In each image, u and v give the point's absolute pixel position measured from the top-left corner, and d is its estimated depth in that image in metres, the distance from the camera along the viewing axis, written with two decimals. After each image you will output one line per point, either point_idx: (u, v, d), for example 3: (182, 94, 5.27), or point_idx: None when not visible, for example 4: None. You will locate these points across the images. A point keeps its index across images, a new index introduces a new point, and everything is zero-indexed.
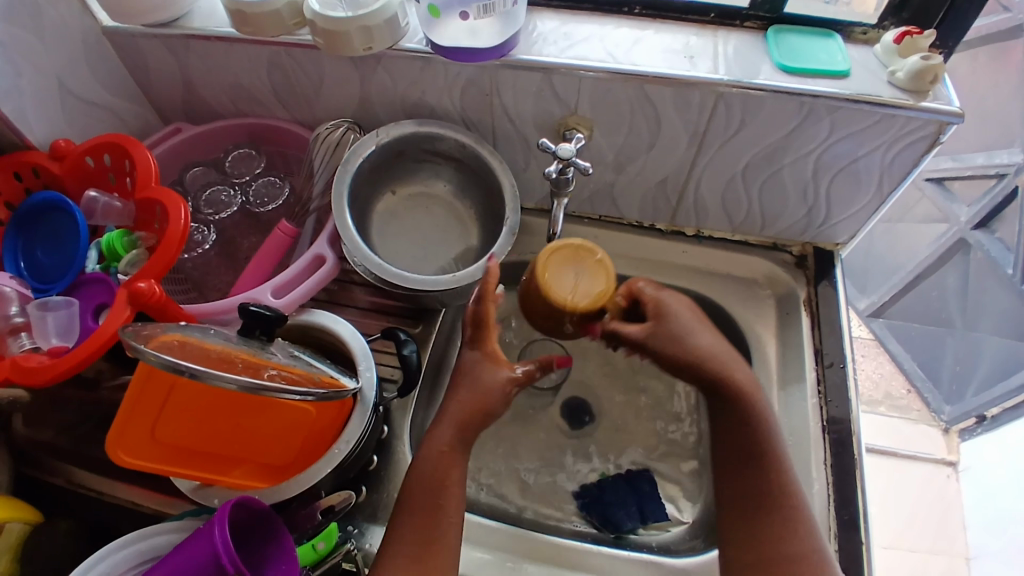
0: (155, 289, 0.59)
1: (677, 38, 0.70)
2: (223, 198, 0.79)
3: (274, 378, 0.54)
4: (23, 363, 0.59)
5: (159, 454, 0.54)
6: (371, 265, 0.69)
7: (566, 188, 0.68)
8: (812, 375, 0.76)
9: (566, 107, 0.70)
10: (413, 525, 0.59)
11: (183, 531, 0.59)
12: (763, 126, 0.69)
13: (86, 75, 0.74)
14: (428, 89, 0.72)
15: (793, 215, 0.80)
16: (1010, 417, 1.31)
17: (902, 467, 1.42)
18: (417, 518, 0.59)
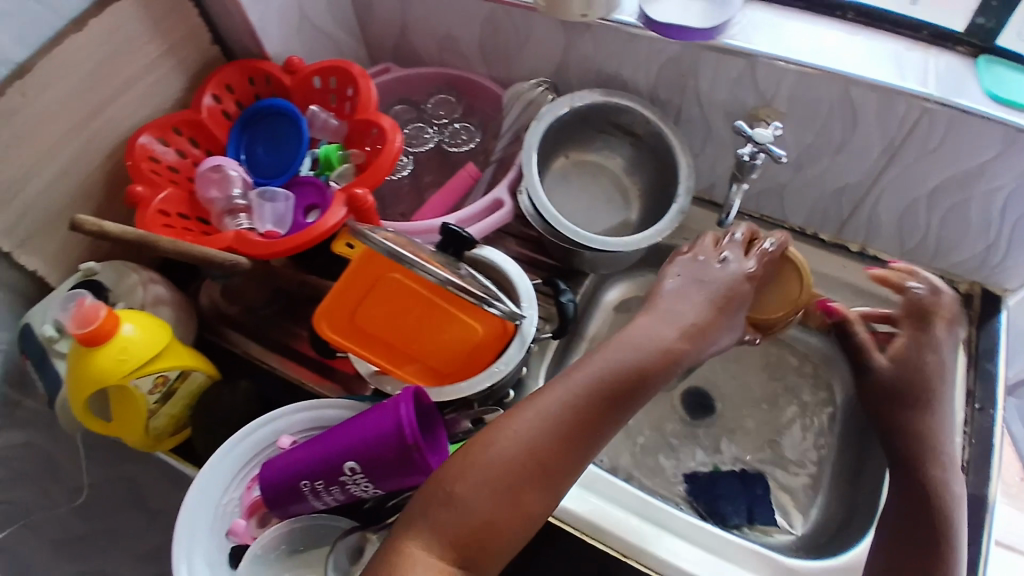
0: (368, 200, 0.66)
1: (886, 49, 0.70)
2: (423, 136, 0.87)
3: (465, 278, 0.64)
4: (247, 237, 0.67)
5: (352, 334, 0.64)
6: (545, 214, 0.74)
7: (750, 173, 0.69)
8: (959, 416, 0.74)
9: (762, 97, 0.72)
10: (593, 396, 0.55)
11: (351, 410, 0.65)
12: (962, 150, 0.68)
13: (321, 6, 0.82)
14: (626, 63, 0.76)
15: (968, 248, 0.78)
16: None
17: None
18: (602, 395, 0.55)
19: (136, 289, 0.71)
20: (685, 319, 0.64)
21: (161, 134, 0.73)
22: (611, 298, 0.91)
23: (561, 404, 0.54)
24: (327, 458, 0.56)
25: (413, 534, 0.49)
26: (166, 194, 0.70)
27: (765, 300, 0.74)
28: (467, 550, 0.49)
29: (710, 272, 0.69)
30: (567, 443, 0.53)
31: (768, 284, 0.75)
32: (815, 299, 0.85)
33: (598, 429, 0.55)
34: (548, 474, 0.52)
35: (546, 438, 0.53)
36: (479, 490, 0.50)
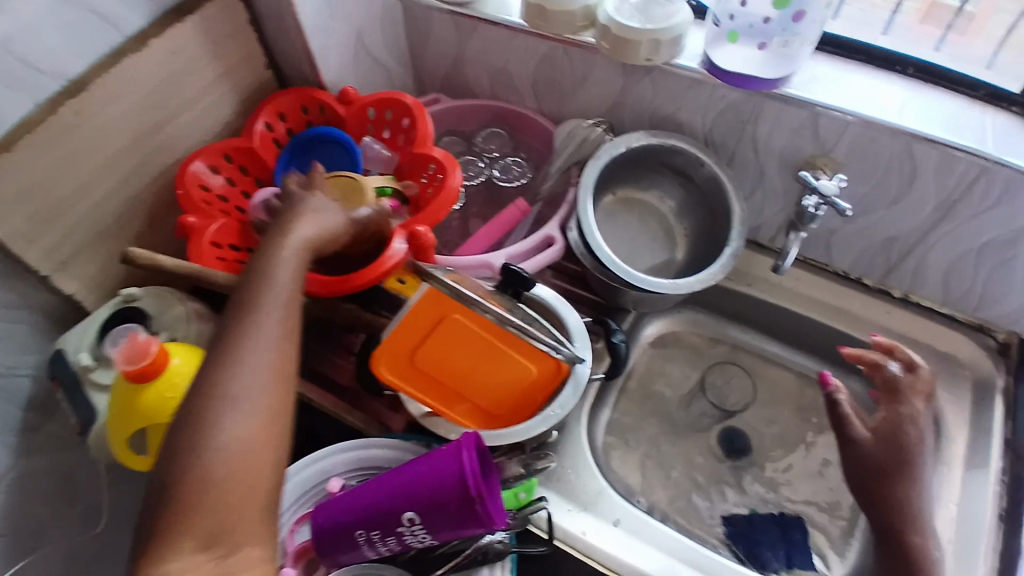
0: (428, 238, 0.66)
1: (945, 107, 0.71)
2: (474, 168, 0.87)
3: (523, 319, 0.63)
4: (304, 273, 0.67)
5: (407, 374, 0.63)
6: (602, 254, 0.74)
7: (808, 222, 0.70)
8: (997, 465, 0.73)
9: (819, 146, 0.72)
10: (252, 315, 0.48)
11: (397, 449, 0.64)
12: (1016, 210, 0.68)
13: (378, 34, 0.83)
14: (685, 106, 0.76)
15: (1012, 304, 0.78)
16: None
17: None
18: (249, 310, 0.48)
19: (180, 320, 0.70)
20: (319, 221, 0.57)
21: (213, 162, 0.73)
22: (649, 333, 0.93)
23: (231, 337, 0.47)
24: (387, 508, 0.56)
25: (155, 553, 0.40)
26: (219, 224, 0.71)
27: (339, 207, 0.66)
28: (212, 531, 0.41)
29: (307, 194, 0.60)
30: (221, 363, 0.45)
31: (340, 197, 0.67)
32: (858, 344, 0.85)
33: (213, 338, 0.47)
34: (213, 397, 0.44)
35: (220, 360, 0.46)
36: (188, 473, 0.42)
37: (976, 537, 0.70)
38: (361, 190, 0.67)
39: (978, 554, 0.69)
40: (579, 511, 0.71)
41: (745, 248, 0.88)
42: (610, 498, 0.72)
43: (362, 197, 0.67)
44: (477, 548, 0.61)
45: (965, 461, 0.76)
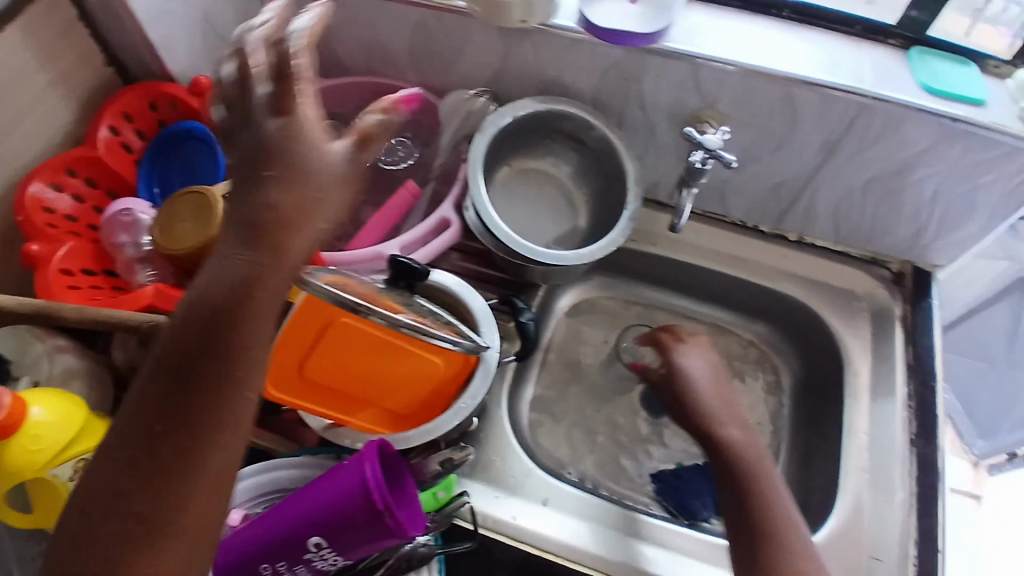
0: None
1: (824, 47, 0.70)
2: (355, 153, 0.81)
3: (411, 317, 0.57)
4: (170, 291, 0.62)
5: (300, 387, 0.59)
6: (501, 233, 0.71)
7: (698, 178, 0.69)
8: (903, 391, 0.76)
9: (704, 99, 0.71)
10: (189, 398, 0.41)
11: (303, 467, 0.62)
12: (895, 144, 0.70)
13: (228, 13, 0.75)
14: (568, 68, 0.73)
15: (901, 233, 0.80)
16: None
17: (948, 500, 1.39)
18: (188, 392, 0.41)
19: (42, 360, 0.65)
20: (319, 221, 0.46)
21: (54, 179, 0.65)
22: (564, 304, 0.93)
23: (166, 426, 0.41)
24: (288, 531, 0.53)
25: None
26: (68, 249, 0.64)
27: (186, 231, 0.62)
28: None
29: (306, 151, 0.45)
30: (173, 468, 0.40)
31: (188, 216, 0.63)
32: (762, 290, 0.86)
33: (160, 413, 0.41)
34: (166, 457, 0.40)
35: (163, 403, 0.41)
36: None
37: (889, 463, 0.73)
38: (207, 203, 0.62)
39: (890, 478, 0.73)
40: (507, 495, 0.69)
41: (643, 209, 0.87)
42: (538, 477, 0.71)
43: (212, 210, 0.62)
44: (401, 556, 0.60)
45: (871, 391, 0.78)
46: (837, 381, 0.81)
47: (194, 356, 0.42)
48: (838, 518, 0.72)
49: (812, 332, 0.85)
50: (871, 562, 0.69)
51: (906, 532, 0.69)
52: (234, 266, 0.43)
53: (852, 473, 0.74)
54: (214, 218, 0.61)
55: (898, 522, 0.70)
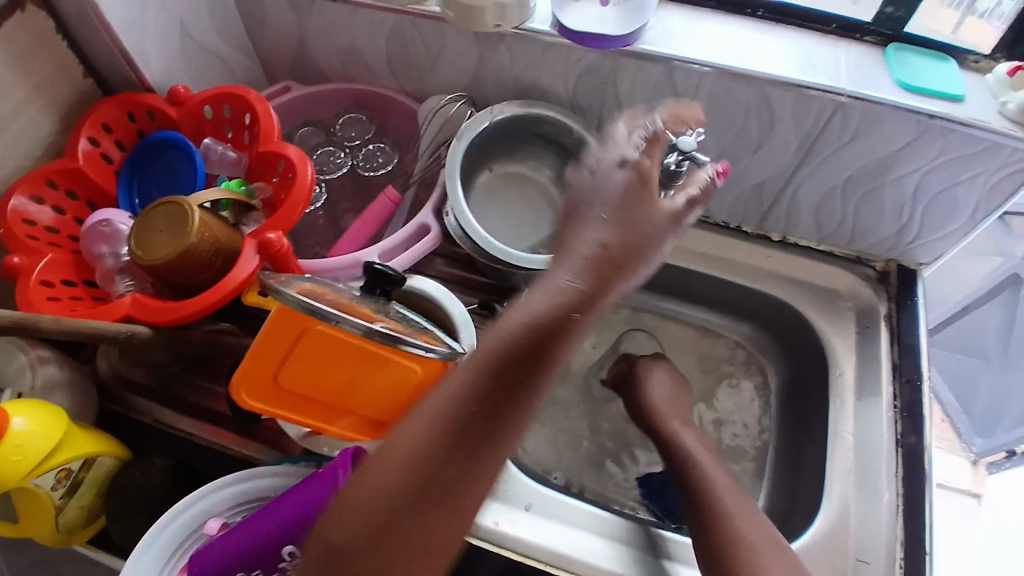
0: (283, 243, 0.60)
1: (800, 46, 0.70)
2: (334, 160, 0.81)
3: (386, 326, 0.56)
4: (146, 302, 0.62)
5: (272, 397, 0.58)
6: (477, 237, 0.71)
7: (675, 182, 0.69)
8: (888, 390, 0.76)
9: (680, 101, 0.71)
10: (499, 400, 0.48)
11: (282, 476, 0.62)
12: (873, 142, 0.70)
13: (205, 22, 0.75)
14: (545, 72, 0.73)
15: (883, 231, 0.80)
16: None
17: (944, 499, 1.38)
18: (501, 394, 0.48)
19: (26, 372, 0.64)
20: (589, 239, 0.54)
21: (34, 192, 0.66)
22: None
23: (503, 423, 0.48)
24: (261, 543, 0.53)
25: None
26: (47, 260, 0.64)
27: (164, 239, 0.61)
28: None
29: (597, 204, 0.57)
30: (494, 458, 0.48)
31: (167, 224, 0.62)
32: (746, 291, 0.86)
33: (489, 415, 0.48)
34: (480, 457, 0.47)
35: (471, 402, 0.47)
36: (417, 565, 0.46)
37: (874, 464, 0.73)
38: (185, 211, 0.61)
39: (878, 479, 0.72)
40: (491, 501, 0.69)
41: None
42: (522, 481, 0.71)
43: (186, 221, 0.60)
44: None
45: (856, 391, 0.78)
46: (823, 381, 0.81)
47: (480, 379, 0.48)
48: (823, 521, 0.72)
49: (796, 332, 0.85)
50: (857, 564, 0.69)
51: (893, 535, 0.68)
52: (560, 293, 0.50)
53: (837, 474, 0.74)
54: (187, 227, 0.60)
55: (885, 528, 0.69)
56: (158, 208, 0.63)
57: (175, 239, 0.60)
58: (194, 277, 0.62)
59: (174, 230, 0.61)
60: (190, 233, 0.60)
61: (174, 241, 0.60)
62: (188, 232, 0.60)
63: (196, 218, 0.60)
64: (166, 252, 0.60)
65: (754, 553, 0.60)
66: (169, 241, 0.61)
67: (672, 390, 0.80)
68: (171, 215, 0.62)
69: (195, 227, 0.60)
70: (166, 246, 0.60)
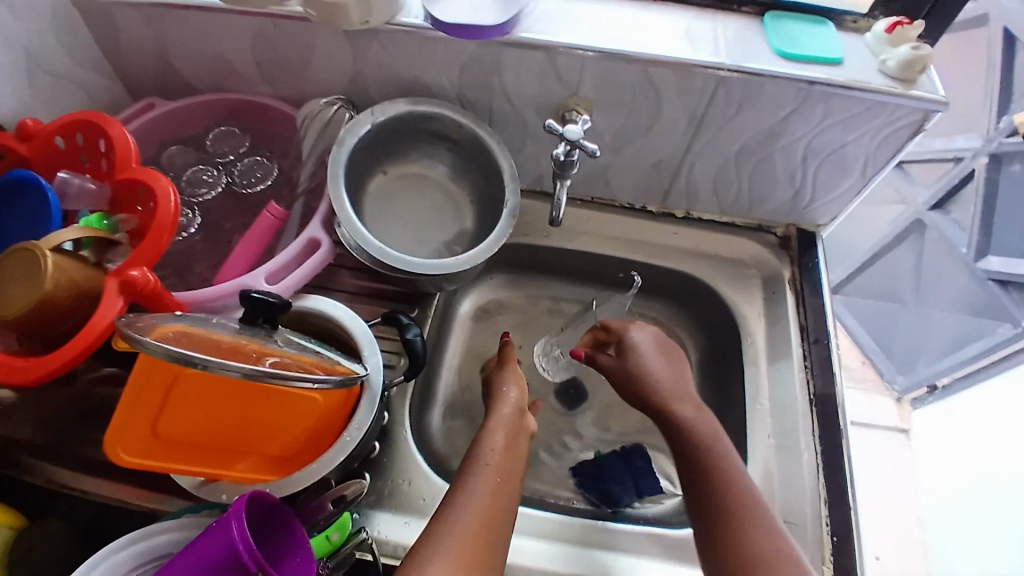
0: (149, 278, 0.56)
1: (679, 21, 0.69)
2: (203, 179, 0.76)
3: (269, 364, 0.52)
4: (5, 362, 0.56)
5: (153, 450, 0.52)
6: (371, 248, 0.67)
7: (569, 170, 0.67)
8: (798, 352, 0.78)
9: (567, 87, 0.69)
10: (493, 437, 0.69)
11: (183, 529, 0.58)
12: (760, 112, 0.70)
13: (53, 44, 0.68)
14: (427, 67, 0.70)
15: (780, 197, 0.81)
16: (984, 374, 1.28)
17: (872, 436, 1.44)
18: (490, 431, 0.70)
19: None
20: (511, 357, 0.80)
21: None
22: (465, 310, 0.90)
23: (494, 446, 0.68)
24: None
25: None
26: None
27: (19, 290, 0.56)
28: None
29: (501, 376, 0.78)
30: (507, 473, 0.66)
31: (20, 274, 0.56)
32: (658, 270, 0.86)
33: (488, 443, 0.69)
34: (502, 480, 0.65)
35: (508, 465, 0.66)
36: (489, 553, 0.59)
37: (793, 425, 0.75)
38: (36, 256, 0.56)
39: (798, 441, 0.74)
40: (417, 518, 0.67)
41: (533, 200, 0.85)
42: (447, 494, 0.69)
43: (38, 266, 0.55)
44: None
45: (769, 356, 0.80)
46: (734, 347, 0.82)
47: (509, 454, 0.68)
48: None
49: (710, 304, 0.86)
50: (788, 525, 0.69)
51: (817, 494, 0.70)
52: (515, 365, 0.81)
53: (759, 440, 0.76)
54: (39, 273, 0.55)
55: (808, 487, 0.71)
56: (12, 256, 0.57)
57: (29, 287, 0.55)
58: (58, 326, 0.58)
59: (28, 278, 0.56)
60: (44, 279, 0.55)
61: (29, 290, 0.55)
62: (42, 278, 0.55)
63: (49, 261, 0.56)
64: (22, 303, 0.55)
65: (750, 544, 0.59)
66: (24, 291, 0.56)
67: (657, 350, 0.78)
68: (23, 262, 0.56)
69: (49, 272, 0.55)
70: (22, 297, 0.55)
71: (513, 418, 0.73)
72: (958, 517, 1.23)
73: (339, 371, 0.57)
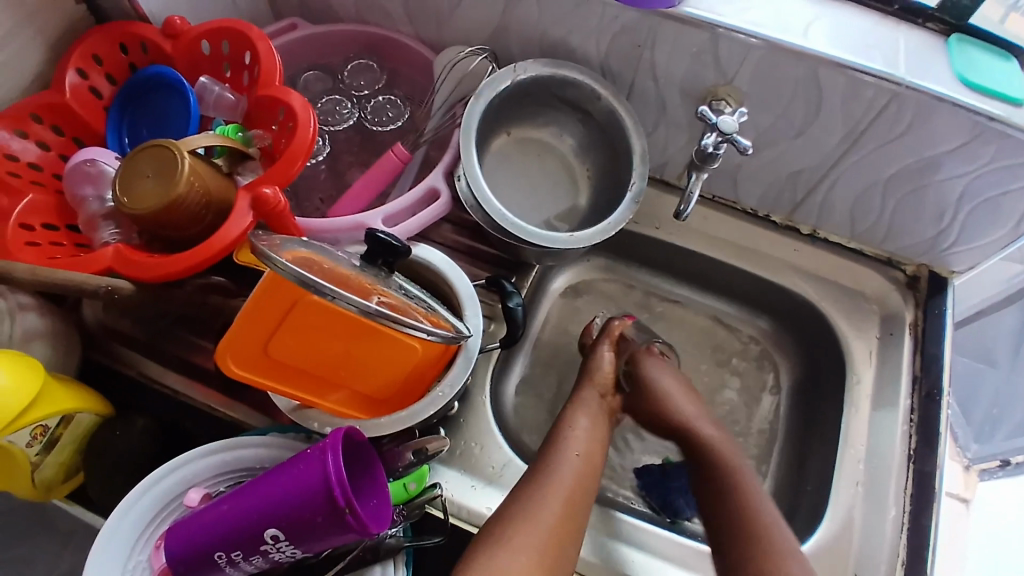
0: (280, 200, 0.56)
1: (858, 24, 0.64)
2: (340, 111, 0.75)
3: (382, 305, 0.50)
4: (130, 256, 0.57)
5: (261, 366, 0.53)
6: (491, 209, 0.65)
7: (710, 162, 0.64)
8: (906, 403, 0.73)
9: (722, 75, 0.65)
10: (585, 417, 0.69)
11: (269, 447, 0.58)
12: (925, 138, 0.64)
13: None
14: (577, 30, 0.67)
15: (919, 234, 0.75)
16: None
17: None
18: (583, 409, 0.70)
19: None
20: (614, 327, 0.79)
21: (19, 127, 0.61)
22: (558, 285, 0.87)
23: (582, 425, 0.68)
24: (247, 525, 0.49)
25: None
26: (29, 203, 0.61)
27: (151, 187, 0.56)
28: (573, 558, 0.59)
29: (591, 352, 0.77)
30: (590, 453, 0.65)
31: (154, 172, 0.57)
32: (764, 284, 0.82)
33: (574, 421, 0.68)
34: (585, 457, 0.65)
35: (592, 455, 0.65)
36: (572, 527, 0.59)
37: (883, 475, 0.71)
38: (172, 157, 0.56)
39: (887, 497, 0.70)
40: (484, 485, 0.66)
41: (652, 189, 0.82)
42: (517, 468, 0.67)
43: (175, 166, 0.55)
44: (367, 546, 0.58)
45: (872, 400, 0.75)
46: (837, 381, 0.78)
47: (594, 444, 0.67)
48: (823, 532, 0.70)
49: (814, 331, 0.82)
50: None
51: (895, 552, 0.67)
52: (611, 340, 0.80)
53: (844, 484, 0.72)
54: (175, 174, 0.55)
55: (887, 542, 0.67)
56: (150, 152, 0.57)
57: (162, 187, 0.55)
58: (183, 229, 0.58)
59: (162, 177, 0.56)
60: (177, 181, 0.55)
61: (161, 189, 0.55)
62: (176, 180, 0.55)
63: (185, 165, 0.55)
64: (152, 201, 0.55)
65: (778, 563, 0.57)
66: (156, 189, 0.56)
67: (681, 388, 0.73)
68: (159, 162, 0.57)
69: (183, 176, 0.55)
70: (153, 195, 0.55)
71: (597, 408, 0.71)
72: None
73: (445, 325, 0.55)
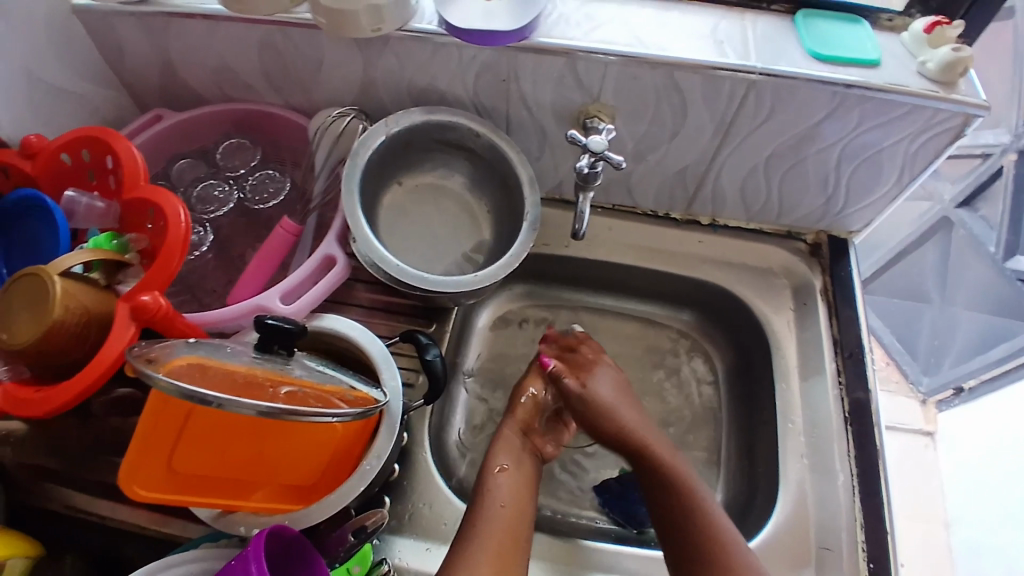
0: (161, 302, 0.55)
1: (705, 22, 0.66)
2: (215, 195, 0.74)
3: (284, 397, 0.49)
4: (19, 394, 0.54)
5: (171, 486, 0.50)
6: (388, 267, 0.65)
7: (593, 182, 0.65)
8: (831, 368, 0.75)
9: (588, 93, 0.67)
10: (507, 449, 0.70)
11: (201, 560, 0.55)
12: (791, 116, 0.66)
13: (57, 58, 0.66)
14: (441, 74, 0.67)
15: (808, 205, 0.78)
16: (1011, 378, 1.20)
17: (897, 440, 1.37)
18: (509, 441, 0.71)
19: None
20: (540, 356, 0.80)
21: None
22: (483, 322, 0.87)
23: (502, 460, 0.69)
24: None
25: None
26: None
27: (27, 319, 0.54)
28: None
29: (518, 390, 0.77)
30: (515, 493, 0.66)
31: (26, 303, 0.54)
32: (679, 279, 0.84)
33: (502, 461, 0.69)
34: (507, 495, 0.65)
35: (520, 498, 0.65)
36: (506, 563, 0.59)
37: (825, 441, 0.72)
38: (43, 285, 0.54)
39: (834, 464, 0.71)
40: (439, 546, 0.65)
41: (550, 209, 0.83)
42: None
43: (47, 293, 0.54)
44: None
45: (801, 371, 0.77)
46: (766, 359, 0.80)
47: (520, 486, 0.67)
48: (780, 513, 0.70)
49: (735, 315, 0.84)
50: (822, 551, 0.68)
51: (852, 517, 0.68)
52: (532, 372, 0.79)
53: (791, 460, 0.73)
54: (48, 300, 0.53)
55: (843, 507, 0.68)
56: (20, 284, 0.55)
57: (38, 317, 0.53)
58: (69, 354, 0.56)
59: (36, 307, 0.54)
60: (52, 306, 0.53)
61: (37, 319, 0.53)
62: (50, 306, 0.53)
63: (57, 288, 0.54)
64: (30, 332, 0.53)
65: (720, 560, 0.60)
66: (32, 321, 0.54)
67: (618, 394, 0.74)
68: (30, 292, 0.55)
69: (57, 300, 0.53)
70: (30, 327, 0.53)
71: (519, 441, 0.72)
72: (985, 523, 1.19)
73: (372, 400, 0.56)
